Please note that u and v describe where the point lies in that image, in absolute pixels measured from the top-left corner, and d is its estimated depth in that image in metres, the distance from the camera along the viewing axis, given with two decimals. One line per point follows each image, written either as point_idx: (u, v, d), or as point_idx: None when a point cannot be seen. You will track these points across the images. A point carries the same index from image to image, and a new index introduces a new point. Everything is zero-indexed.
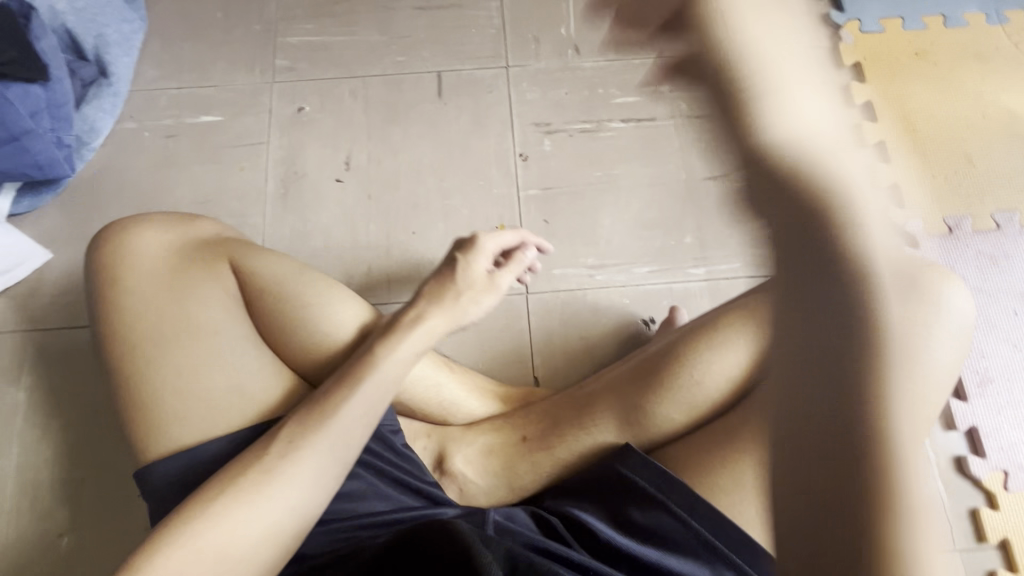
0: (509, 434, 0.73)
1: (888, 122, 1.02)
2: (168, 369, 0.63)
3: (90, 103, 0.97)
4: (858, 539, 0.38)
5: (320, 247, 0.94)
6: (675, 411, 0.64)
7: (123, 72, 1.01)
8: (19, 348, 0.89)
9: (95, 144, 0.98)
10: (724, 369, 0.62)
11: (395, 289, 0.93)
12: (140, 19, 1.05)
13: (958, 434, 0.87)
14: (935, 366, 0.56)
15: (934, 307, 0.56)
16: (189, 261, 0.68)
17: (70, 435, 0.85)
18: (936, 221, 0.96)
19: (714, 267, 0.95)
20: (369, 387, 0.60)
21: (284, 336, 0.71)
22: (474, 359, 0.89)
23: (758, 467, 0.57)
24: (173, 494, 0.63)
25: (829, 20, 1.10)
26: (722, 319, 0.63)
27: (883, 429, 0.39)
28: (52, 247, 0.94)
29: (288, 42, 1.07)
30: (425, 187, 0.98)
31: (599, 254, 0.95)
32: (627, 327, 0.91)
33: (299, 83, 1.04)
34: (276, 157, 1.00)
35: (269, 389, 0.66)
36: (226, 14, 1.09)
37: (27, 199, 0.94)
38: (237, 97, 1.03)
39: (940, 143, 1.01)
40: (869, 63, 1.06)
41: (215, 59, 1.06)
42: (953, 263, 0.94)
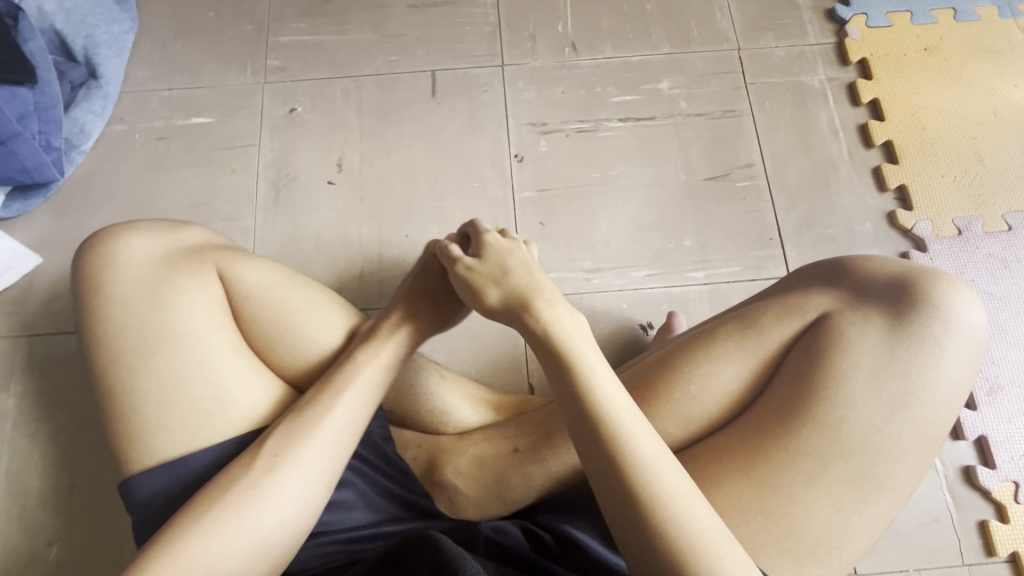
0: (500, 444, 0.71)
1: (895, 120, 0.99)
2: (150, 381, 0.62)
3: (79, 105, 0.95)
4: (642, 530, 0.45)
5: (311, 251, 0.93)
6: (673, 426, 0.60)
7: (114, 74, 0.99)
8: (9, 354, 0.88)
9: (85, 146, 0.96)
10: (723, 382, 0.59)
11: (387, 294, 0.91)
12: (131, 19, 1.03)
13: (967, 443, 0.84)
14: (944, 382, 0.53)
15: (943, 321, 0.53)
16: (174, 269, 0.67)
17: (60, 443, 0.84)
18: (945, 223, 0.93)
19: (715, 270, 0.92)
20: (345, 399, 0.58)
21: (271, 345, 0.69)
22: (467, 366, 0.88)
23: (758, 487, 0.54)
24: (155, 507, 0.61)
25: (835, 15, 1.07)
26: (720, 330, 0.60)
27: (602, 436, 0.47)
28: (42, 252, 0.93)
29: (280, 42, 1.05)
30: (419, 189, 0.96)
31: (595, 258, 0.93)
32: (624, 332, 0.89)
33: (291, 84, 1.03)
34: (268, 160, 0.98)
35: (255, 400, 0.65)
36: (217, 14, 1.07)
37: (17, 203, 0.93)
38: (228, 98, 1.02)
39: (950, 141, 0.98)
40: (876, 59, 1.03)
41: (207, 59, 1.04)
42: (962, 266, 0.91)
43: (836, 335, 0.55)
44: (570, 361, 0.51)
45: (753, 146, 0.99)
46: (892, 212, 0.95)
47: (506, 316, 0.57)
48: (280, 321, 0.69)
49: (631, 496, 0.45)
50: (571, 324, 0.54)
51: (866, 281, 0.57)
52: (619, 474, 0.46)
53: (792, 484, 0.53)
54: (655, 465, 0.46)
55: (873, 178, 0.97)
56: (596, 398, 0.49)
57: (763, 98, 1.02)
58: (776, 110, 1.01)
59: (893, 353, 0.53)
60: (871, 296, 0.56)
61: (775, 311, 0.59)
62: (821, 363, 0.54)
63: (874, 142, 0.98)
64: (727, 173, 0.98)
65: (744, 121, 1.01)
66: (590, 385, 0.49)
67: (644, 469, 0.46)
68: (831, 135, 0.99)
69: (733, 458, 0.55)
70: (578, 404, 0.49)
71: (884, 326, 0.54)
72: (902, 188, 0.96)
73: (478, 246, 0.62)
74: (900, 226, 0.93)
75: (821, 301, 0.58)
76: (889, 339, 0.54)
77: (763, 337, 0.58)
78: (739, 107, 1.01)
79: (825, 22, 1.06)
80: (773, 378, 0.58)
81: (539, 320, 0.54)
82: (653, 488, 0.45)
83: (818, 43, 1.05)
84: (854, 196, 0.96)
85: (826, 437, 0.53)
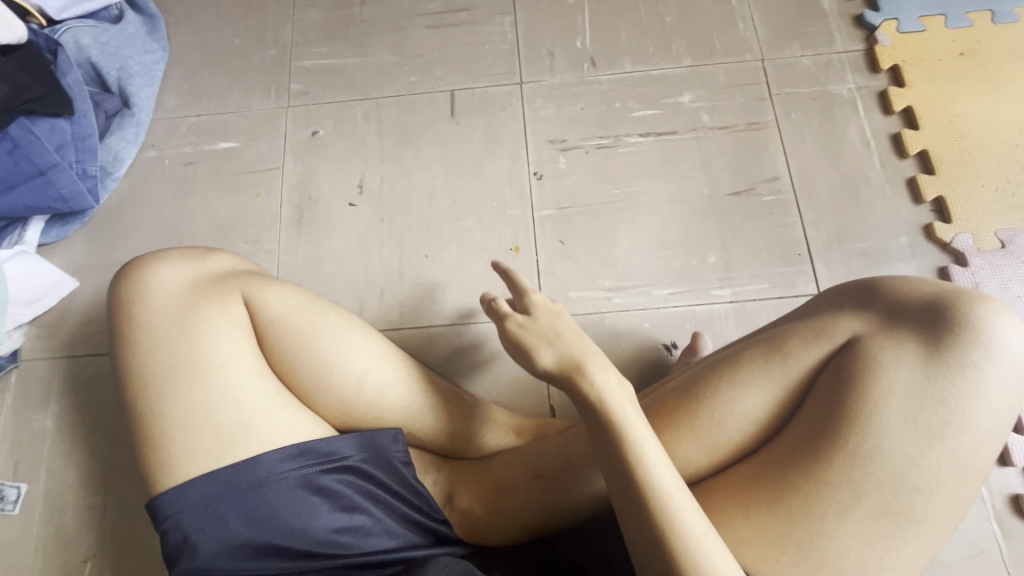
0: (518, 471, 0.70)
1: (930, 128, 0.95)
2: (177, 404, 0.64)
3: (113, 134, 0.99)
4: None
5: (333, 272, 0.94)
6: (694, 454, 0.58)
7: (145, 102, 1.02)
8: (47, 375, 0.91)
9: (119, 173, 1.00)
10: (749, 408, 0.57)
11: (408, 315, 0.91)
12: (162, 49, 1.07)
13: (1015, 470, 0.79)
14: (987, 411, 0.50)
15: (985, 345, 0.50)
16: (201, 295, 0.68)
17: (94, 462, 0.87)
18: (987, 235, 0.89)
19: (741, 288, 0.90)
20: None
21: (293, 368, 0.70)
22: (488, 386, 0.87)
23: (785, 520, 0.52)
24: (173, 528, 0.61)
25: (864, 21, 1.03)
26: (745, 353, 0.58)
27: (647, 510, 0.47)
28: (78, 276, 0.96)
29: (303, 67, 1.08)
30: (438, 209, 0.97)
31: (617, 276, 0.91)
32: (648, 352, 0.87)
33: (314, 107, 1.05)
34: (291, 182, 1.00)
35: (276, 424, 0.65)
36: (243, 41, 1.10)
37: (55, 229, 0.96)
38: (253, 122, 1.04)
39: (991, 150, 0.93)
40: (909, 65, 0.99)
41: (233, 85, 1.07)
42: (1006, 281, 0.86)
43: (868, 360, 0.52)
44: (616, 429, 0.50)
45: (779, 158, 0.96)
46: (929, 224, 0.91)
47: (556, 380, 0.55)
48: (303, 345, 0.70)
49: (675, 573, 0.46)
50: (621, 391, 0.52)
51: (899, 302, 0.55)
52: (665, 557, 0.47)
53: (823, 520, 0.51)
54: (700, 544, 0.46)
55: (907, 189, 0.93)
56: (641, 467, 0.48)
57: (789, 109, 0.99)
58: (802, 121, 0.98)
59: (929, 379, 0.51)
60: (903, 318, 0.53)
61: (802, 334, 0.57)
62: (852, 390, 0.52)
63: (909, 152, 0.94)
64: (752, 187, 0.95)
65: (769, 133, 0.98)
66: (636, 454, 0.49)
67: (689, 547, 0.46)
68: (861, 145, 0.96)
69: (760, 491, 0.53)
70: (628, 484, 0.49)
71: (917, 351, 0.52)
72: (939, 199, 0.91)
73: (525, 299, 0.58)
74: (937, 239, 0.89)
75: (850, 324, 0.55)
76: (923, 365, 0.51)
77: (790, 361, 0.56)
78: (764, 118, 0.99)
79: (853, 28, 1.03)
80: (803, 407, 0.55)
81: (591, 388, 0.52)
82: (700, 572, 0.46)
83: (847, 50, 1.02)
84: (887, 208, 0.92)
85: (859, 469, 0.50)
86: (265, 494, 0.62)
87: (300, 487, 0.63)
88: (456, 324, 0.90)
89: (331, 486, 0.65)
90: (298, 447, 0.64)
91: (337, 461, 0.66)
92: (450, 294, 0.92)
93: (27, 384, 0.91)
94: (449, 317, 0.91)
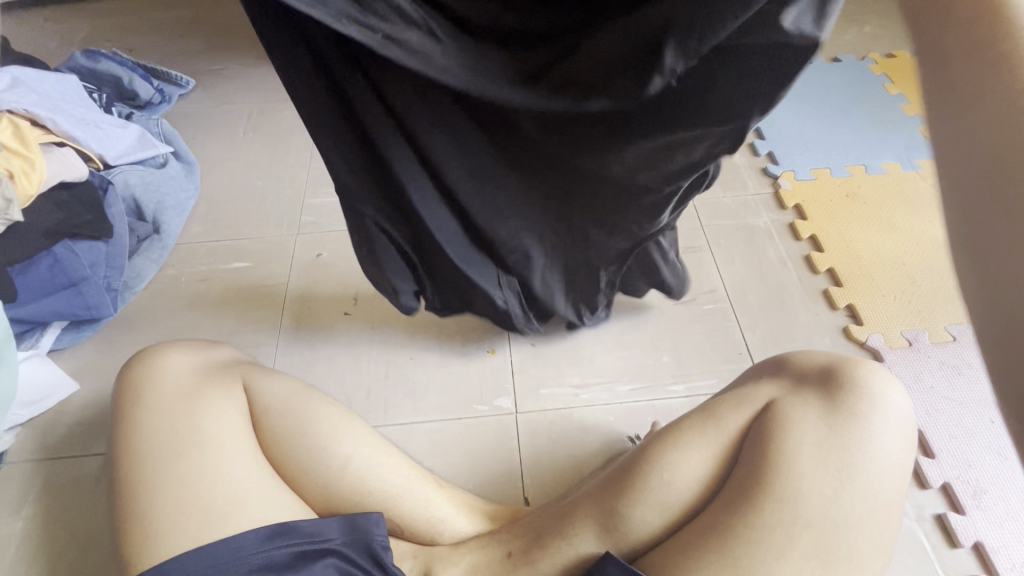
0: (494, 549, 0.74)
1: (832, 251, 1.16)
2: (171, 482, 0.67)
3: (141, 255, 1.15)
4: (698, 493, 0.66)
5: (324, 372, 1.03)
6: (650, 515, 0.66)
7: (173, 230, 1.20)
8: (32, 476, 0.93)
9: (138, 288, 1.13)
10: (690, 469, 0.66)
11: (392, 411, 0.98)
12: (196, 189, 1.28)
13: (966, 550, 0.83)
14: (882, 454, 0.61)
15: (870, 401, 0.63)
16: (207, 380, 0.76)
17: (59, 568, 0.85)
18: (895, 335, 1.04)
19: (693, 383, 1.00)
20: None
21: (282, 449, 0.75)
22: (464, 481, 0.91)
23: (731, 564, 0.59)
24: None
25: (768, 171, 1.30)
26: (684, 422, 0.69)
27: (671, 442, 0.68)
28: (80, 380, 1.03)
29: (314, 203, 1.28)
30: (424, 316, 1.10)
31: (582, 373, 1.02)
32: (614, 444, 0.95)
33: (320, 234, 1.23)
34: (293, 295, 1.13)
35: (263, 499, 0.69)
36: (264, 183, 1.32)
37: (69, 335, 1.06)
38: (265, 246, 1.21)
39: (884, 267, 1.13)
40: (807, 204, 1.23)
41: (251, 217, 1.26)
42: (919, 374, 0.99)
43: (780, 417, 0.64)
44: (679, 432, 0.68)
45: (715, 275, 1.14)
46: (846, 327, 1.06)
47: None
48: (290, 430, 0.76)
49: None
50: (696, 422, 0.68)
51: (801, 370, 0.68)
52: None
53: (766, 561, 0.59)
54: (701, 463, 0.66)
55: (823, 299, 1.10)
56: None
57: (717, 237, 1.20)
58: (729, 246, 1.18)
59: (830, 428, 0.62)
60: (806, 381, 0.66)
61: (730, 402, 0.69)
62: (771, 439, 0.63)
63: (819, 270, 1.13)
64: (694, 298, 1.11)
65: (703, 255, 1.17)
66: (682, 436, 0.68)
67: None
68: (780, 264, 1.15)
69: (709, 542, 0.61)
70: None
71: (819, 406, 0.64)
72: (850, 306, 1.08)
73: None
74: (855, 338, 1.04)
75: (768, 390, 0.68)
76: (824, 418, 0.63)
77: (720, 425, 0.67)
78: (698, 244, 1.19)
79: (761, 177, 1.30)
80: (737, 463, 0.65)
81: (686, 424, 0.69)
82: (687, 480, 0.66)
83: (759, 193, 1.27)
84: (809, 314, 1.08)
85: (785, 512, 0.59)
86: (247, 571, 0.64)
87: (280, 565, 0.66)
88: (435, 420, 0.97)
89: (311, 565, 0.67)
90: (284, 526, 0.68)
91: (319, 542, 0.69)
92: (431, 391, 1.00)
93: (5, 488, 0.92)
94: (429, 414, 0.98)
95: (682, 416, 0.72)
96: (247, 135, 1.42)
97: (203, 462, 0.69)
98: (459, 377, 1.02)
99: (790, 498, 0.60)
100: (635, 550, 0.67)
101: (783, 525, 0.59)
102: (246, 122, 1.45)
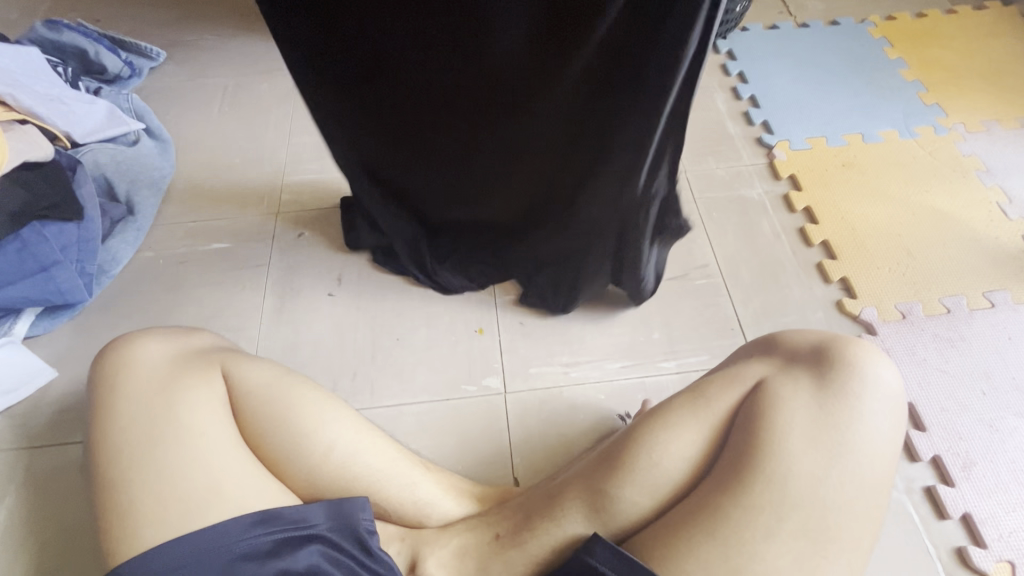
0: (482, 532, 0.73)
1: (827, 223, 1.13)
2: (148, 472, 0.66)
3: (116, 237, 1.11)
4: (688, 474, 0.65)
5: (308, 355, 1.01)
6: (639, 496, 0.65)
7: (148, 210, 1.16)
8: (13, 465, 0.91)
9: (114, 271, 1.09)
10: (679, 449, 0.65)
11: (379, 393, 0.97)
12: (171, 167, 1.23)
13: (953, 521, 0.84)
14: (873, 432, 0.60)
15: (863, 379, 0.61)
16: (183, 368, 0.74)
17: (45, 557, 0.84)
18: (889, 308, 1.02)
19: (684, 360, 0.99)
20: None
21: (263, 436, 0.73)
22: (453, 462, 0.91)
23: (720, 545, 0.58)
24: None
25: (763, 141, 1.26)
26: (674, 402, 0.68)
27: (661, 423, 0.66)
28: (58, 367, 1.00)
29: (294, 180, 1.24)
30: (410, 296, 1.07)
31: (571, 352, 1.00)
32: (604, 423, 0.93)
33: (301, 213, 1.19)
34: (275, 276, 1.10)
35: (245, 488, 0.68)
36: (242, 160, 1.27)
37: (44, 321, 1.03)
38: (246, 226, 1.17)
39: (879, 239, 1.11)
40: (802, 175, 1.20)
41: (230, 196, 1.22)
42: (912, 347, 0.98)
43: (771, 396, 0.63)
44: (669, 414, 0.67)
45: (707, 249, 1.12)
46: (840, 300, 1.04)
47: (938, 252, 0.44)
48: (270, 417, 0.74)
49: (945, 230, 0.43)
50: (686, 403, 0.67)
51: (792, 348, 0.66)
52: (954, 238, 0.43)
53: (754, 542, 0.58)
54: (691, 445, 0.65)
55: (817, 272, 1.08)
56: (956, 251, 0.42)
57: (710, 210, 1.17)
58: (722, 219, 1.16)
59: (821, 408, 0.61)
60: (798, 359, 0.65)
61: (720, 382, 0.67)
62: (762, 420, 0.61)
63: (813, 242, 1.11)
64: (686, 273, 1.09)
65: (696, 229, 1.15)
66: (672, 417, 0.66)
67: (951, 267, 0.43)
68: (774, 237, 1.13)
69: (697, 523, 0.60)
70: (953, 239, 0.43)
71: (810, 385, 0.62)
72: (844, 280, 1.06)
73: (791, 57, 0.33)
74: (848, 312, 1.02)
75: (758, 369, 0.66)
76: (816, 397, 0.61)
77: (710, 405, 0.66)
78: (691, 218, 1.16)
79: (755, 147, 1.26)
80: (727, 443, 0.63)
81: (677, 405, 0.67)
82: (677, 461, 0.64)
83: (753, 164, 1.23)
84: (802, 288, 1.06)
85: (775, 492, 0.58)
86: (228, 559, 0.63)
87: (262, 554, 0.64)
88: (423, 401, 0.96)
89: (294, 552, 0.65)
90: (266, 514, 0.66)
91: (303, 528, 0.67)
92: (418, 372, 0.99)
93: None
94: (417, 396, 0.96)
95: (673, 395, 0.71)
96: (223, 109, 1.36)
97: (180, 452, 0.67)
98: (447, 357, 1.00)
99: (780, 478, 0.59)
100: (623, 532, 0.67)
101: (773, 505, 0.58)
102: (222, 96, 1.39)
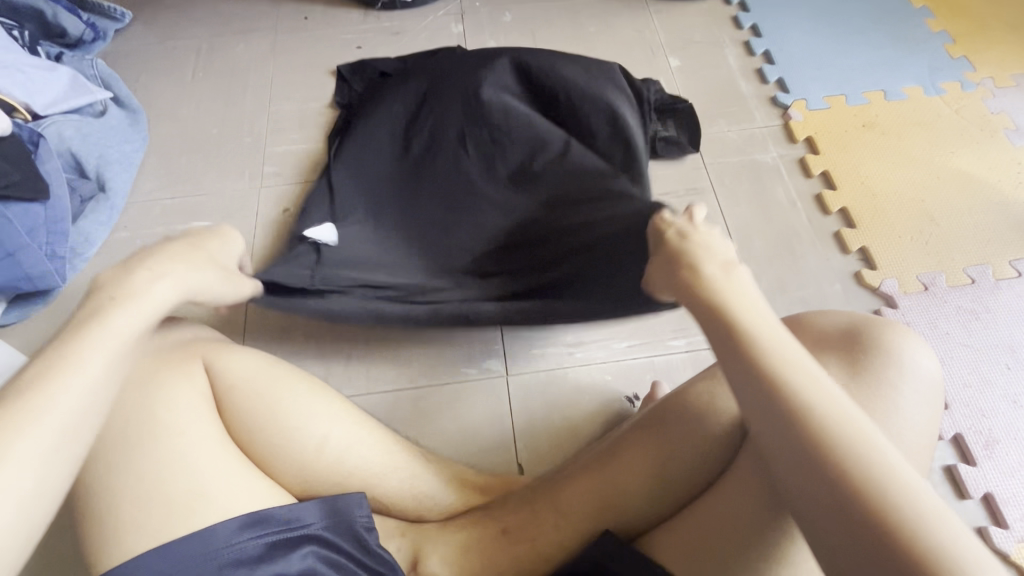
0: (487, 526, 0.70)
1: (845, 189, 1.06)
2: (127, 476, 0.61)
3: (87, 217, 1.04)
4: (707, 467, 0.60)
5: (299, 339, 0.96)
6: (653, 490, 0.62)
7: (120, 187, 1.08)
8: None
9: (89, 253, 1.02)
10: (696, 441, 0.60)
11: (375, 378, 0.92)
12: (142, 139, 1.15)
13: (974, 501, 0.81)
14: (907, 423, 0.55)
15: (897, 365, 0.56)
16: (161, 361, 0.68)
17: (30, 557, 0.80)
18: (911, 279, 0.97)
19: (694, 338, 0.94)
20: None
21: (251, 432, 0.69)
22: (455, 449, 0.87)
23: (744, 545, 0.54)
24: None
25: (778, 101, 1.18)
26: (689, 389, 0.63)
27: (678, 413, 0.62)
28: (35, 356, 0.95)
29: (276, 151, 1.16)
30: None
31: (576, 331, 0.95)
32: (611, 405, 0.89)
33: (286, 188, 1.11)
34: (261, 255, 1.04)
35: (233, 489, 0.64)
36: (220, 131, 1.19)
37: (17, 309, 0.97)
38: (227, 202, 1.10)
39: (901, 206, 1.04)
40: (820, 137, 1.12)
41: (209, 170, 1.14)
42: (934, 320, 0.93)
43: None
44: (686, 402, 0.62)
45: (718, 219, 1.05)
46: (859, 271, 0.99)
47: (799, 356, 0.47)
48: (258, 412, 0.69)
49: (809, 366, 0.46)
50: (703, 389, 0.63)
51: (819, 331, 0.61)
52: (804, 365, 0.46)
53: (780, 542, 0.54)
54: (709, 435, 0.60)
55: (834, 242, 1.02)
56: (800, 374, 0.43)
57: (722, 176, 1.10)
58: (734, 186, 1.09)
59: (853, 397, 0.56)
60: (826, 344, 0.60)
61: None
62: None
63: (831, 210, 1.05)
64: None
65: (706, 198, 1.08)
66: (688, 406, 0.62)
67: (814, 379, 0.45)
68: (789, 204, 1.06)
69: (717, 520, 0.56)
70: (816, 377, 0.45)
71: (840, 372, 0.57)
72: (864, 250, 1.00)
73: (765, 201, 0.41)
74: (867, 284, 0.97)
75: None
76: (846, 385, 0.56)
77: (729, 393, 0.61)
78: (701, 185, 1.09)
79: (770, 107, 1.18)
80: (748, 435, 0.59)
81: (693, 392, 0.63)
82: (694, 453, 0.60)
83: (766, 126, 1.15)
84: (819, 259, 1.00)
85: None
86: (218, 566, 0.59)
87: (253, 558, 0.60)
88: (421, 386, 0.91)
89: (288, 555, 0.62)
90: (257, 515, 0.62)
91: (296, 529, 0.64)
92: (415, 355, 0.94)
93: None
94: (415, 380, 0.92)
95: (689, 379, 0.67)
96: (197, 75, 1.27)
97: (161, 453, 0.62)
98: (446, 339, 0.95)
99: None
100: (636, 527, 0.63)
101: None
102: (195, 60, 1.29)
